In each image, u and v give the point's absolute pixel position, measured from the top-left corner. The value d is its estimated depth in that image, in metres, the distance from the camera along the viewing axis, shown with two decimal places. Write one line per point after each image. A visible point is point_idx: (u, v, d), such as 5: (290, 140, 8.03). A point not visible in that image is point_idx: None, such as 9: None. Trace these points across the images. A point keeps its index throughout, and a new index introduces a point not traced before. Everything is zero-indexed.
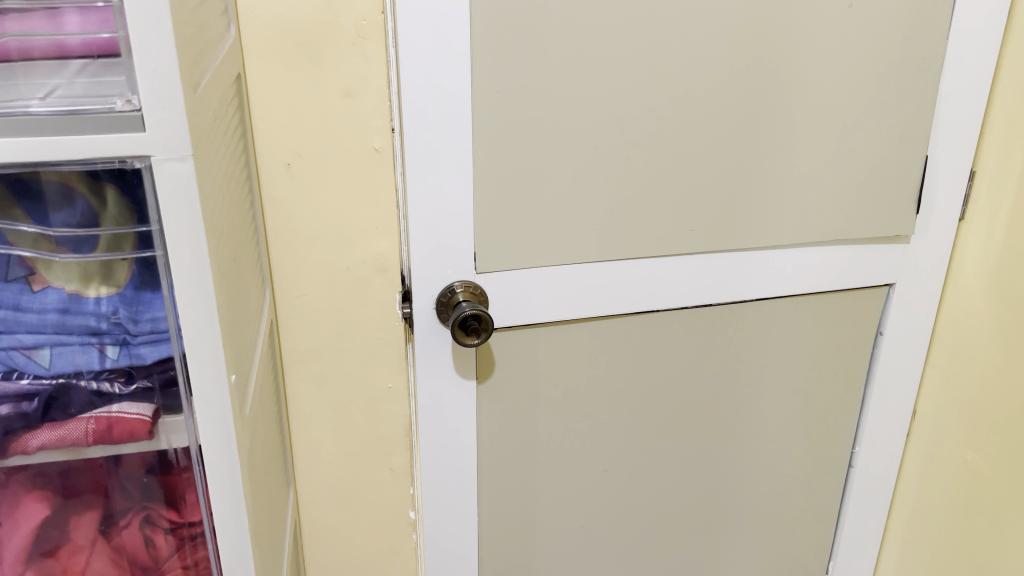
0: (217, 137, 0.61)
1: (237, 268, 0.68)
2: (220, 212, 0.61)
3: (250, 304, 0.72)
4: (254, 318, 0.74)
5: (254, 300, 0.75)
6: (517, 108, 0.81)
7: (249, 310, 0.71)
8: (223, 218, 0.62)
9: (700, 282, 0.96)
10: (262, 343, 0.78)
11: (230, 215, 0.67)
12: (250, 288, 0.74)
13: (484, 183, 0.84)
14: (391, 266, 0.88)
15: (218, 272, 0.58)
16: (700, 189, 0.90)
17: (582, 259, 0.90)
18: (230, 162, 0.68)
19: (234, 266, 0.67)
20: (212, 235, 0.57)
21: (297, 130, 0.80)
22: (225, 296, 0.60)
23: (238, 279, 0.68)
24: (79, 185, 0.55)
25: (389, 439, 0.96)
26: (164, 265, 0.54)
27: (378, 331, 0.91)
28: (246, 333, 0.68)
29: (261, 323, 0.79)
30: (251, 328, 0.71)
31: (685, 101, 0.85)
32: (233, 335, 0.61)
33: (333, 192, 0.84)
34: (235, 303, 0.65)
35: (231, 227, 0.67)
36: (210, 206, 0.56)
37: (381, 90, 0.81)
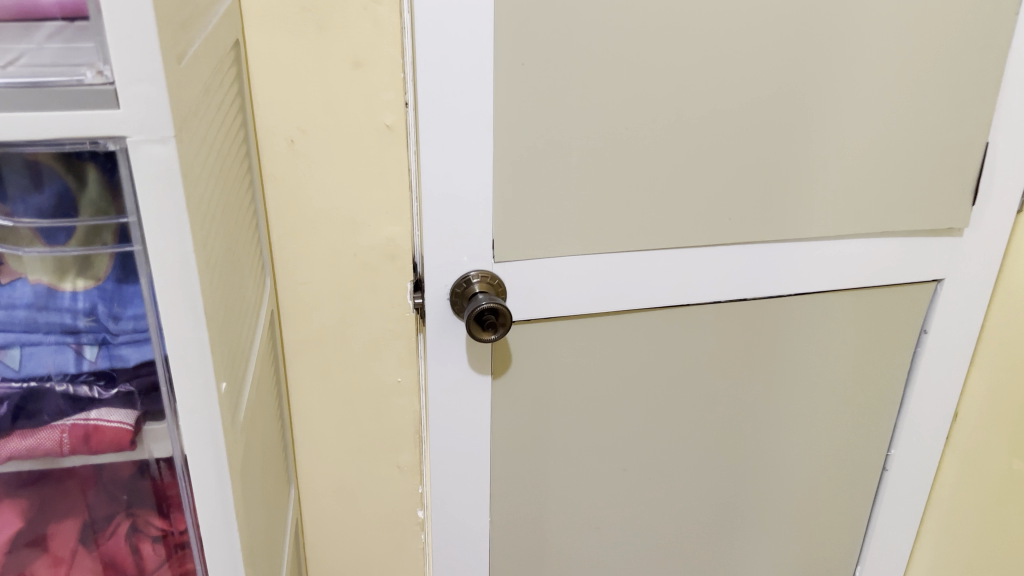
0: (206, 116, 0.54)
1: (231, 262, 0.61)
2: (210, 201, 0.54)
3: (247, 303, 0.66)
4: (252, 313, 0.68)
5: (252, 295, 0.69)
6: (544, 83, 0.74)
7: (244, 308, 0.64)
8: (214, 207, 0.55)
9: (735, 275, 0.89)
10: (261, 338, 0.71)
11: (223, 204, 0.59)
12: (247, 283, 0.67)
13: (505, 163, 0.77)
14: (403, 253, 0.81)
15: (208, 268, 0.51)
16: (739, 174, 0.83)
17: (610, 248, 0.83)
18: (223, 142, 0.60)
19: (227, 260, 0.59)
20: (201, 228, 0.50)
21: (302, 103, 0.73)
22: (216, 295, 0.53)
23: (231, 273, 0.61)
24: (48, 163, 0.48)
25: (396, 436, 0.89)
26: (144, 261, 0.47)
27: (387, 323, 0.83)
28: (240, 336, 0.61)
29: (261, 318, 0.72)
30: (246, 327, 0.64)
31: (726, 77, 0.78)
32: (225, 336, 0.55)
33: (341, 171, 0.76)
34: (227, 299, 0.58)
35: (225, 216, 0.60)
36: (198, 195, 0.49)
37: (393, 60, 0.73)
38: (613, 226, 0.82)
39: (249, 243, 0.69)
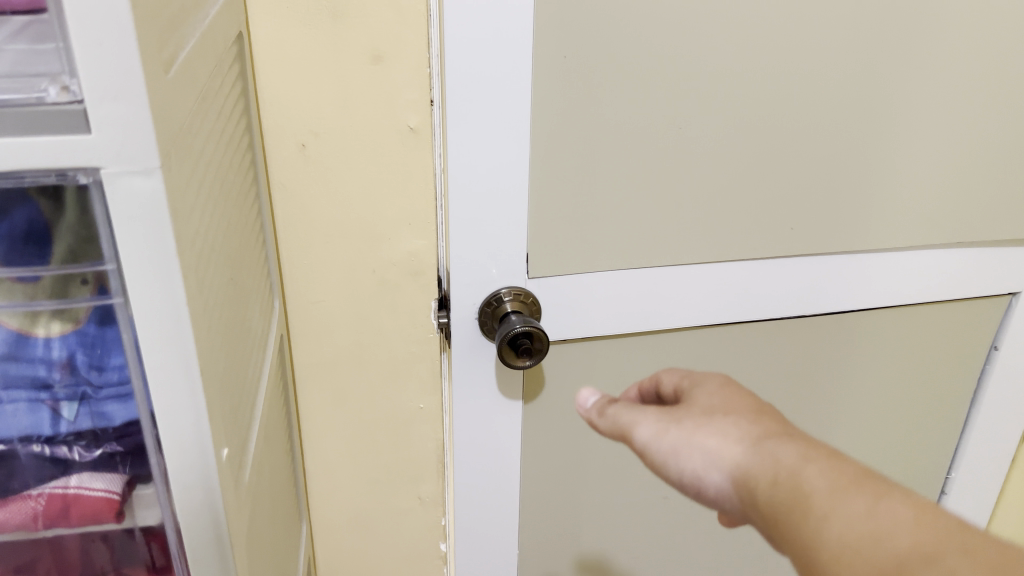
0: (202, 130, 0.45)
1: (234, 297, 0.52)
2: (207, 234, 0.45)
3: (252, 341, 0.57)
4: (258, 347, 0.59)
5: (258, 327, 0.60)
6: (590, 79, 0.65)
7: (249, 347, 0.56)
8: (212, 240, 0.47)
9: (795, 290, 0.80)
10: (269, 370, 0.63)
11: (223, 232, 0.51)
12: (253, 315, 0.59)
13: (542, 168, 0.68)
14: (427, 268, 0.72)
15: (205, 319, 0.43)
16: (804, 180, 0.74)
17: (657, 263, 0.75)
18: (223, 158, 0.52)
19: (229, 297, 0.51)
20: (195, 272, 0.41)
21: (314, 103, 0.64)
22: (215, 346, 0.45)
23: (234, 310, 0.52)
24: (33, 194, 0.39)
25: (418, 465, 0.81)
26: (125, 315, 0.39)
27: (408, 345, 0.75)
28: (244, 384, 0.52)
29: (268, 349, 0.64)
30: (251, 369, 0.56)
31: (796, 71, 0.68)
32: (226, 392, 0.46)
33: (358, 178, 0.67)
34: (229, 345, 0.49)
35: (227, 243, 0.51)
36: (192, 232, 0.41)
37: (419, 53, 0.64)
38: (661, 237, 0.74)
39: (254, 267, 0.61)
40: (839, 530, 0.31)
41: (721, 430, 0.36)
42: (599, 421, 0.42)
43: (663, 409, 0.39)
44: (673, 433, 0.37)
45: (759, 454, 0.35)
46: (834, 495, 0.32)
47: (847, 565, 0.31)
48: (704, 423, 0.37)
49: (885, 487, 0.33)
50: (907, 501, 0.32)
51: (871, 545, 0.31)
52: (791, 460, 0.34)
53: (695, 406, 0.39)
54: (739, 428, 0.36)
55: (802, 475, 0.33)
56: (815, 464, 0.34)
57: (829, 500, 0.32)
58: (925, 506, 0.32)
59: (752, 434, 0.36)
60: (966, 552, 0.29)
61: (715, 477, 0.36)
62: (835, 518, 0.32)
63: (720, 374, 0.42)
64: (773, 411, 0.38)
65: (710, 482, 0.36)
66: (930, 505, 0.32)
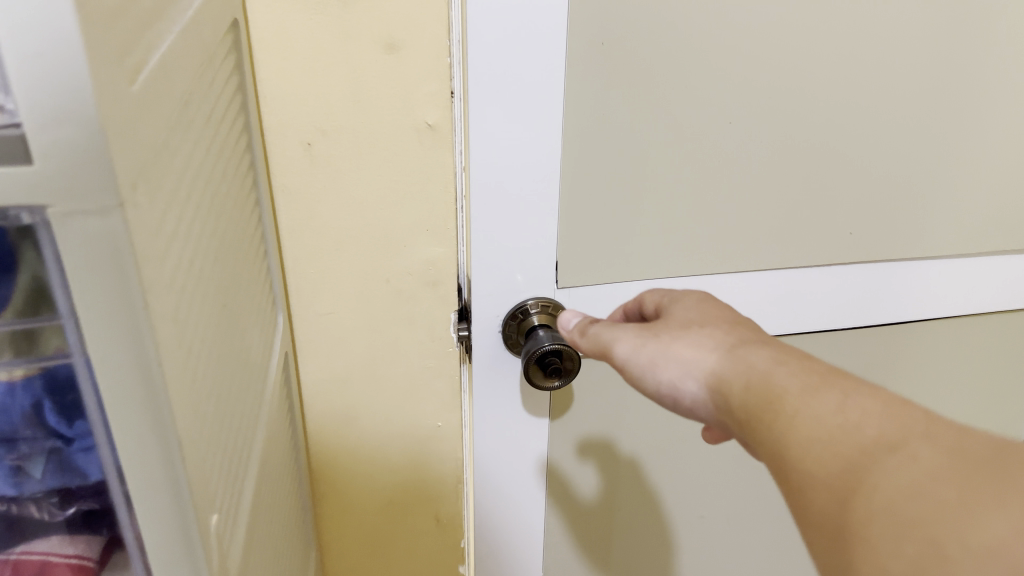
0: (184, 144, 0.38)
1: (227, 330, 0.46)
2: (192, 267, 0.39)
3: (250, 375, 0.50)
4: (257, 379, 0.52)
5: (258, 355, 0.53)
6: (631, 69, 0.57)
7: (246, 383, 0.49)
8: (198, 272, 0.40)
9: (856, 303, 0.72)
10: (271, 399, 0.56)
11: (214, 258, 0.44)
12: (252, 342, 0.52)
13: (575, 169, 0.61)
14: (446, 277, 0.65)
15: (191, 370, 0.36)
16: (867, 181, 0.66)
17: (701, 272, 0.67)
18: (213, 170, 0.45)
19: (223, 336, 0.44)
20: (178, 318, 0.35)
21: (320, 97, 0.57)
22: (205, 400, 0.38)
23: (226, 346, 0.45)
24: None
25: (437, 486, 0.75)
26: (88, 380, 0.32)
27: (425, 359, 0.69)
28: (238, 429, 0.46)
29: (270, 375, 0.57)
30: (247, 407, 0.49)
31: (864, 60, 0.60)
32: (215, 449, 0.40)
33: (370, 179, 0.60)
34: (221, 393, 0.42)
35: (218, 265, 0.45)
36: (172, 272, 0.34)
37: (438, 40, 0.56)
38: (707, 244, 0.66)
39: (253, 288, 0.54)
40: (809, 424, 0.32)
41: (697, 341, 0.39)
42: (584, 342, 0.45)
43: (642, 327, 0.42)
44: (650, 346, 0.39)
45: (732, 359, 0.37)
46: (803, 394, 0.33)
47: (816, 457, 0.31)
48: (680, 336, 0.39)
49: (852, 384, 0.33)
50: (876, 394, 0.32)
51: (839, 437, 0.31)
52: (763, 363, 0.35)
53: (673, 321, 0.41)
54: (712, 341, 0.38)
55: (771, 375, 0.34)
56: (786, 365, 0.35)
57: (796, 398, 0.33)
58: (891, 399, 0.32)
59: (727, 342, 0.38)
60: (929, 437, 0.29)
61: (692, 386, 0.38)
62: (806, 413, 0.32)
63: (697, 292, 0.45)
64: (751, 326, 0.40)
65: (688, 390, 0.38)
66: (895, 397, 0.32)
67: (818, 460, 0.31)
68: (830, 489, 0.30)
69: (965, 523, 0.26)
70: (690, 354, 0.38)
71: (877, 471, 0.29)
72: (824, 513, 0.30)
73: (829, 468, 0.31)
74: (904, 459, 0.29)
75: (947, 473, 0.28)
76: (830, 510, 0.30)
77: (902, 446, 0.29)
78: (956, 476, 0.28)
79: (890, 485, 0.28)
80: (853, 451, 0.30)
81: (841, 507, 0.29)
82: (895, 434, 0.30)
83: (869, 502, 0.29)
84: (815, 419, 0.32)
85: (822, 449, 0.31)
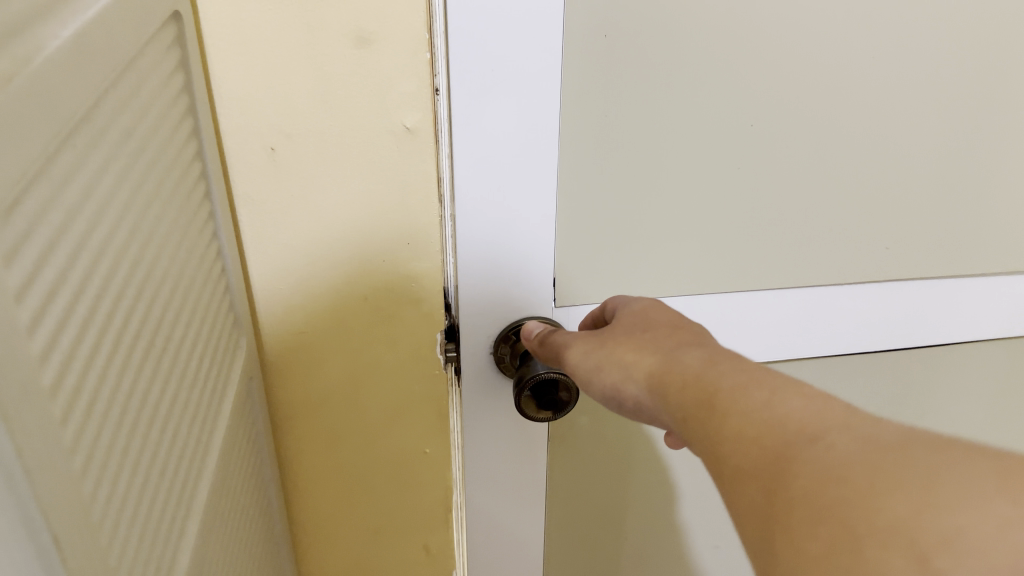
0: (84, 165, 0.33)
1: (156, 374, 0.40)
2: (116, 297, 0.35)
3: (186, 423, 0.44)
4: (196, 428, 0.46)
5: (200, 401, 0.47)
6: (634, 68, 0.51)
7: (180, 433, 0.43)
8: (124, 308, 0.36)
9: (889, 320, 0.65)
10: (223, 442, 0.50)
11: (139, 291, 0.38)
12: (191, 387, 0.45)
13: (573, 177, 0.55)
14: (430, 295, 0.59)
15: (108, 404, 0.33)
16: (897, 190, 0.59)
17: (715, 290, 0.61)
18: (134, 192, 0.38)
19: (148, 380, 0.39)
20: (88, 345, 0.32)
21: (283, 96, 0.50)
22: (108, 463, 0.33)
23: (153, 400, 0.39)
24: None
25: (424, 516, 0.69)
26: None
27: (410, 382, 0.62)
28: (162, 496, 0.39)
29: (221, 420, 0.50)
30: (184, 463, 0.43)
31: (894, 56, 0.54)
32: (119, 537, 0.33)
33: (342, 189, 0.54)
34: (138, 458, 0.36)
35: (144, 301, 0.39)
36: (68, 304, 0.30)
37: (415, 35, 0.49)
38: (719, 259, 0.60)
39: (196, 320, 0.47)
40: (736, 418, 0.30)
41: (640, 345, 0.39)
42: (542, 351, 0.50)
43: (594, 335, 0.43)
44: (599, 352, 0.41)
45: (669, 360, 0.36)
46: (733, 390, 0.31)
47: (739, 450, 0.29)
48: (624, 341, 0.40)
49: (781, 381, 0.31)
50: (805, 391, 0.30)
51: (761, 429, 0.29)
52: (697, 364, 0.35)
53: (622, 328, 0.42)
54: (660, 352, 0.38)
55: (705, 373, 0.33)
56: (717, 363, 0.34)
57: (723, 396, 0.32)
58: (818, 395, 0.30)
59: (665, 345, 0.38)
60: (851, 429, 0.27)
61: (633, 389, 0.38)
62: (732, 408, 0.31)
63: (651, 300, 0.45)
64: (694, 328, 0.40)
65: (629, 394, 0.38)
66: (825, 395, 0.30)
67: (742, 458, 0.29)
68: (750, 486, 0.28)
69: (870, 505, 0.24)
70: (632, 358, 0.39)
71: (794, 461, 0.27)
72: (748, 510, 0.28)
73: (749, 464, 0.29)
74: (824, 449, 0.27)
75: (863, 461, 0.25)
76: (756, 506, 0.28)
77: (822, 436, 0.27)
78: (871, 462, 0.25)
79: (807, 477, 0.26)
80: (774, 445, 0.28)
81: (761, 506, 0.27)
82: (816, 426, 0.28)
83: (789, 495, 0.26)
84: (739, 416, 0.30)
85: (741, 445, 0.29)
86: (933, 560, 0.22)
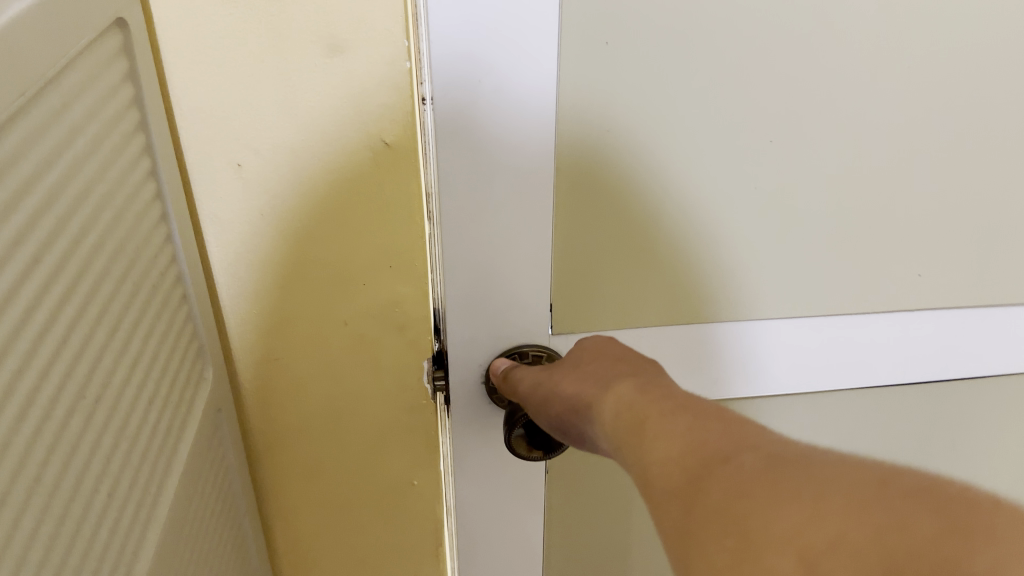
0: (60, 183, 0.34)
1: (118, 405, 0.39)
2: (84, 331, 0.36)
3: (130, 479, 0.39)
4: (145, 477, 0.41)
5: (146, 456, 0.41)
6: (639, 84, 0.47)
7: (120, 492, 0.38)
8: (82, 343, 0.35)
9: (917, 350, 0.60)
10: (180, 484, 0.46)
11: (82, 325, 0.35)
12: (136, 441, 0.40)
13: (571, 199, 0.50)
14: (416, 322, 0.55)
15: (72, 424, 0.34)
16: (923, 213, 0.55)
17: (725, 318, 0.57)
18: (65, 216, 0.34)
19: (111, 404, 0.38)
20: (41, 365, 0.32)
21: (249, 111, 0.45)
22: (26, 509, 0.30)
23: (78, 463, 0.34)
24: None
25: (413, 549, 0.65)
26: None
27: (395, 413, 0.58)
28: (88, 565, 0.35)
29: (175, 466, 0.46)
30: (124, 525, 0.38)
31: (917, 64, 0.50)
32: None
33: (317, 208, 0.49)
34: (55, 529, 0.32)
35: (75, 337, 0.35)
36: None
37: (394, 42, 0.44)
38: (723, 284, 0.56)
39: (144, 361, 0.42)
40: (652, 435, 0.32)
41: (585, 373, 0.41)
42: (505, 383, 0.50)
43: (551, 370, 0.44)
44: (551, 381, 0.43)
45: (606, 388, 0.38)
46: (653, 411, 0.33)
47: (650, 465, 0.31)
48: (573, 372, 0.42)
49: (701, 407, 0.33)
50: (722, 416, 0.31)
51: (676, 452, 0.30)
52: (626, 388, 0.36)
53: (574, 360, 0.44)
54: (594, 366, 0.41)
55: (631, 395, 0.35)
56: (644, 386, 0.36)
57: (651, 421, 0.33)
58: (733, 420, 0.31)
59: (605, 372, 0.39)
60: (757, 448, 0.28)
61: (582, 420, 0.39)
62: (648, 425, 0.33)
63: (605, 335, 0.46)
64: (646, 361, 0.40)
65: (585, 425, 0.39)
66: (736, 416, 0.31)
67: (655, 475, 0.30)
68: (664, 501, 0.29)
69: (770, 516, 0.25)
70: (577, 379, 0.41)
71: (703, 479, 0.28)
72: (664, 531, 0.29)
73: (663, 483, 0.30)
74: (732, 466, 0.28)
75: (765, 475, 0.26)
76: (669, 524, 0.29)
77: (733, 458, 0.28)
78: (774, 473, 0.26)
79: (719, 498, 0.27)
80: (689, 464, 0.29)
81: (672, 517, 0.28)
82: (728, 447, 0.29)
83: (703, 519, 0.27)
84: (658, 440, 0.31)
85: (661, 474, 0.30)
86: (818, 565, 0.23)
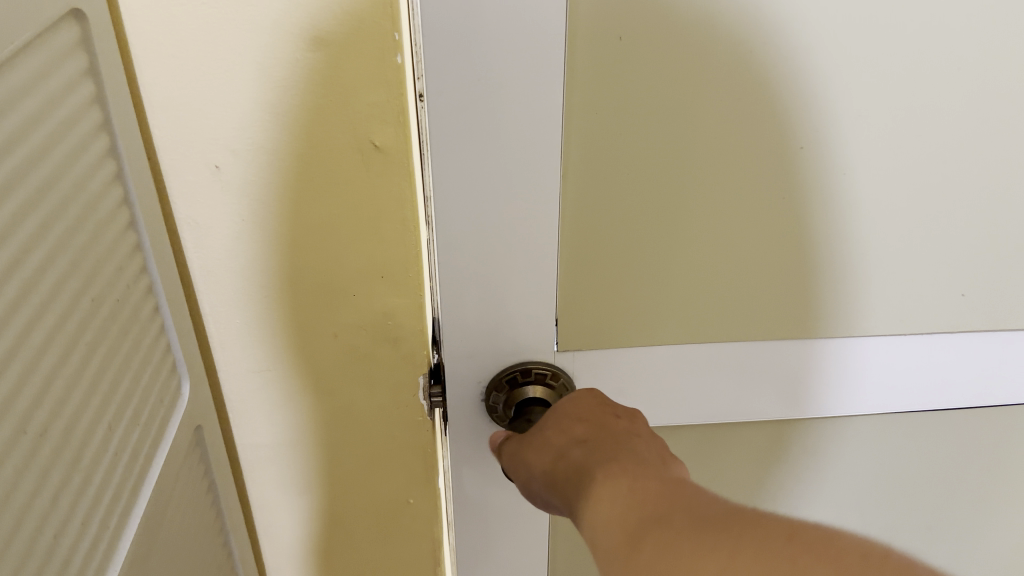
0: (20, 179, 0.32)
1: (77, 420, 0.36)
2: (28, 355, 0.32)
3: (80, 519, 0.36)
4: (103, 509, 0.38)
5: (107, 482, 0.39)
6: (660, 87, 0.41)
7: (70, 527, 0.35)
8: (26, 365, 0.32)
9: (971, 380, 0.53)
10: (150, 511, 0.43)
11: (40, 331, 0.33)
12: (93, 465, 0.37)
13: (584, 211, 0.45)
14: (411, 336, 0.51)
15: (27, 435, 0.32)
16: (994, 236, 0.48)
17: (758, 346, 0.51)
18: (21, 213, 0.32)
19: (72, 416, 0.36)
20: None
21: (225, 108, 0.42)
22: None
23: (11, 513, 0.31)
24: None
25: (410, 564, 0.62)
26: None
27: (389, 430, 0.54)
28: None
29: (143, 493, 0.42)
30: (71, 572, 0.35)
31: (1001, 70, 0.42)
32: None
33: (302, 214, 0.46)
34: None
35: (23, 349, 0.32)
36: None
37: (381, 36, 0.40)
38: (756, 309, 0.50)
39: (102, 391, 0.39)
40: (597, 501, 0.31)
41: (549, 433, 0.39)
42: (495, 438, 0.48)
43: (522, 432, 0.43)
44: (519, 439, 0.41)
45: (568, 453, 0.36)
46: (601, 478, 0.32)
47: (593, 532, 0.30)
48: (539, 426, 0.40)
49: (646, 470, 0.32)
50: (663, 477, 0.30)
51: (614, 515, 0.29)
52: (584, 456, 0.35)
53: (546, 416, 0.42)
54: (555, 425, 0.39)
55: (587, 463, 0.34)
56: (599, 453, 0.35)
57: (596, 486, 0.32)
58: (671, 481, 0.30)
59: (568, 431, 0.38)
60: (688, 507, 0.28)
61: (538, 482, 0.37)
62: (595, 491, 0.32)
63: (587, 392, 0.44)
64: (612, 415, 0.39)
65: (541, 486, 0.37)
66: (677, 478, 0.30)
67: (599, 540, 0.29)
68: (607, 562, 0.28)
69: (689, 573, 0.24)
70: (540, 442, 0.39)
71: (634, 540, 0.27)
72: None
73: (604, 546, 0.28)
74: (661, 525, 0.27)
75: (690, 533, 0.26)
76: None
77: (666, 518, 0.27)
78: (697, 531, 0.26)
79: (649, 558, 0.26)
80: (628, 525, 0.28)
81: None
82: (662, 508, 0.28)
83: None
84: (602, 503, 0.30)
85: (603, 537, 0.29)
86: None
